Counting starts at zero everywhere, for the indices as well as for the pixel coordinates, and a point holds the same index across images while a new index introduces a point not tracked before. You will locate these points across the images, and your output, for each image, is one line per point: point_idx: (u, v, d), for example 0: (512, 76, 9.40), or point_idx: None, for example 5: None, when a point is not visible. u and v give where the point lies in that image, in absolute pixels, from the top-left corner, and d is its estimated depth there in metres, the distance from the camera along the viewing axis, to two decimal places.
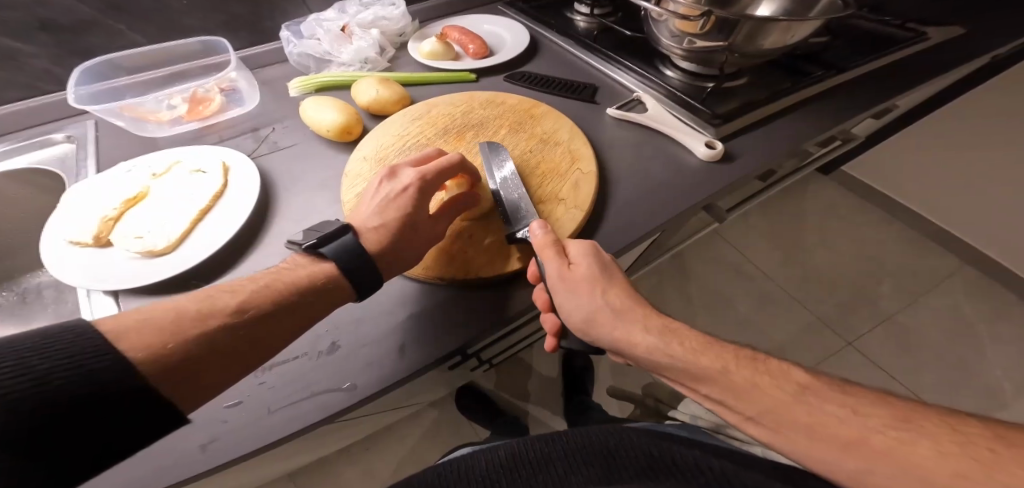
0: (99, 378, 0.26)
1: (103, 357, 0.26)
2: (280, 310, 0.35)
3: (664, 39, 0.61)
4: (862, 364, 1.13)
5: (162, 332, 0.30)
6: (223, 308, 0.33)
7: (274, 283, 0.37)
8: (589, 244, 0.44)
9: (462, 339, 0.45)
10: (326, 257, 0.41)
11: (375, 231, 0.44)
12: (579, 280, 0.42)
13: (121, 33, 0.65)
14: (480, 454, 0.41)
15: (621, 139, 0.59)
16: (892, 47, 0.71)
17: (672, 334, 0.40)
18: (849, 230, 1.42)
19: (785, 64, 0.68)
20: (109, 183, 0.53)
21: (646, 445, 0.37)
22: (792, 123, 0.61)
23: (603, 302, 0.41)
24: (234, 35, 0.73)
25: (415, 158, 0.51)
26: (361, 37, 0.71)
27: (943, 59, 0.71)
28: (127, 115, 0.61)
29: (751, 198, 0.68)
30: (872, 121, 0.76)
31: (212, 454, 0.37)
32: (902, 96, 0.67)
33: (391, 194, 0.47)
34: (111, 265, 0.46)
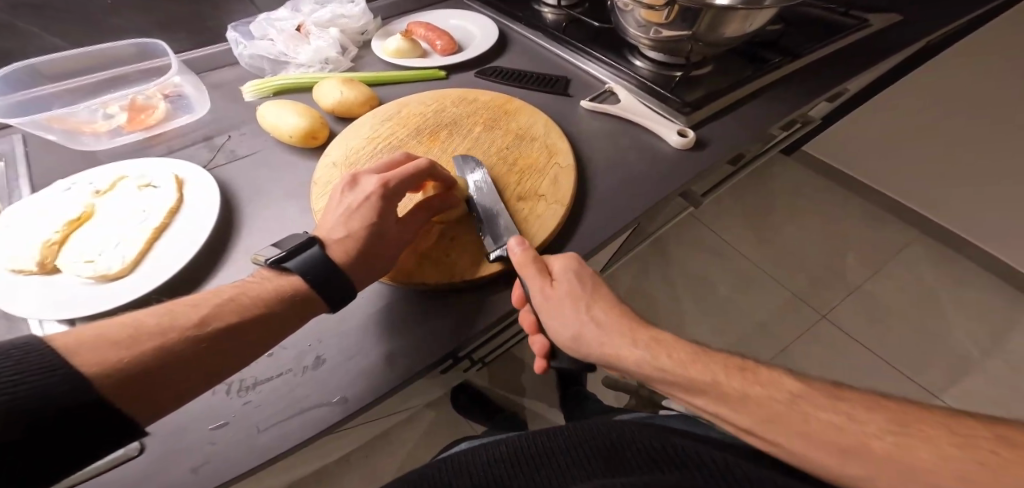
0: (51, 394, 0.24)
1: (52, 372, 0.25)
2: (248, 320, 0.33)
3: (632, 29, 0.61)
4: (835, 333, 1.20)
5: (117, 347, 0.28)
6: (184, 321, 0.31)
7: (238, 296, 0.35)
8: (571, 259, 0.43)
9: (451, 343, 0.43)
10: (291, 271, 0.38)
11: (342, 242, 0.41)
12: (562, 298, 0.41)
13: (37, 37, 0.58)
14: (483, 449, 0.40)
15: (597, 130, 0.59)
16: (840, 33, 0.75)
17: (658, 345, 0.40)
18: (812, 207, 1.50)
19: (746, 51, 0.70)
20: (47, 204, 0.48)
21: (648, 438, 0.36)
22: (759, 108, 0.63)
23: (587, 317, 0.41)
24: (173, 38, 0.68)
25: (381, 164, 0.47)
26: (318, 36, 0.68)
27: (887, 43, 0.76)
28: (57, 128, 0.55)
29: (722, 183, 0.70)
30: (828, 104, 0.80)
31: (205, 476, 0.34)
32: (853, 80, 0.70)
33: (355, 202, 0.43)
34: (58, 294, 0.42)
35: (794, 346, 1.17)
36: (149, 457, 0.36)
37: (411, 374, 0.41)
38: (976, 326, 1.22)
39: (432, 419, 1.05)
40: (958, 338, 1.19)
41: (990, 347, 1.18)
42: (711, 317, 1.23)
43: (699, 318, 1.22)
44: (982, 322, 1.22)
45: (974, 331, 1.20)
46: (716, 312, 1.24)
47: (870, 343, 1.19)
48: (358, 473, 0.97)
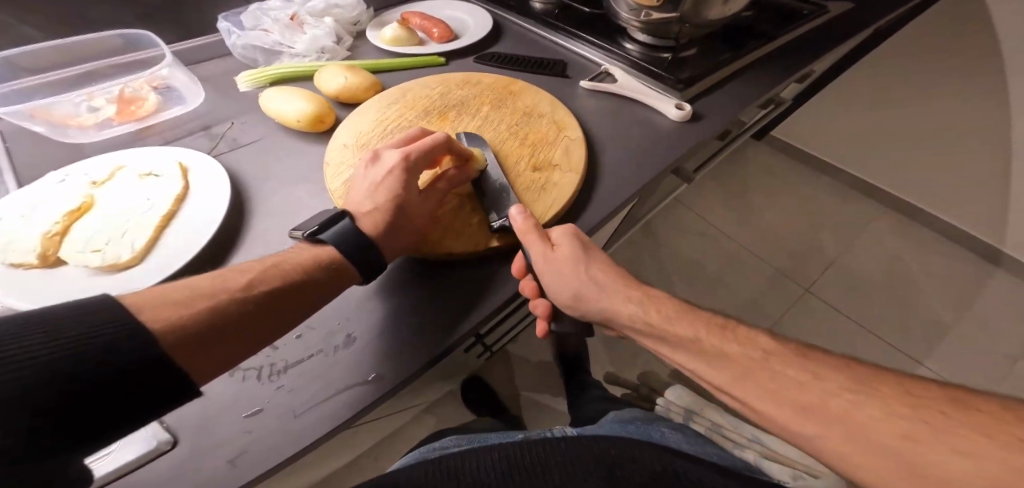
0: (121, 349, 0.25)
1: (118, 327, 0.26)
2: (289, 288, 0.34)
3: (623, 13, 0.65)
4: (819, 306, 1.28)
5: (177, 309, 0.29)
6: (234, 284, 0.32)
7: (278, 263, 0.36)
8: (569, 227, 0.44)
9: (480, 311, 0.44)
10: (326, 243, 0.39)
11: (371, 214, 0.42)
12: (560, 262, 0.42)
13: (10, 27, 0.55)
14: (473, 453, 0.39)
15: (599, 108, 0.61)
16: (804, 18, 0.81)
17: (652, 302, 0.42)
18: (783, 189, 1.60)
19: (725, 35, 0.75)
20: (40, 196, 0.45)
21: (651, 460, 0.37)
22: (743, 85, 0.68)
23: (586, 278, 0.42)
24: (158, 29, 0.65)
25: (399, 140, 0.48)
26: (314, 25, 0.68)
27: (845, 28, 0.84)
28: (42, 121, 0.52)
29: (712, 158, 0.75)
30: (797, 85, 0.87)
31: (243, 468, 0.34)
32: (820, 59, 0.77)
33: (379, 175, 0.44)
34: (63, 286, 0.39)
35: (782, 320, 1.24)
36: (184, 448, 0.35)
37: (444, 346, 0.42)
38: (936, 289, 1.33)
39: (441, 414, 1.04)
40: (922, 300, 1.30)
41: (949, 306, 1.29)
42: (699, 298, 1.29)
43: (690, 299, 1.28)
44: (941, 284, 1.34)
45: (935, 293, 1.32)
46: (704, 292, 1.30)
47: (847, 311, 1.28)
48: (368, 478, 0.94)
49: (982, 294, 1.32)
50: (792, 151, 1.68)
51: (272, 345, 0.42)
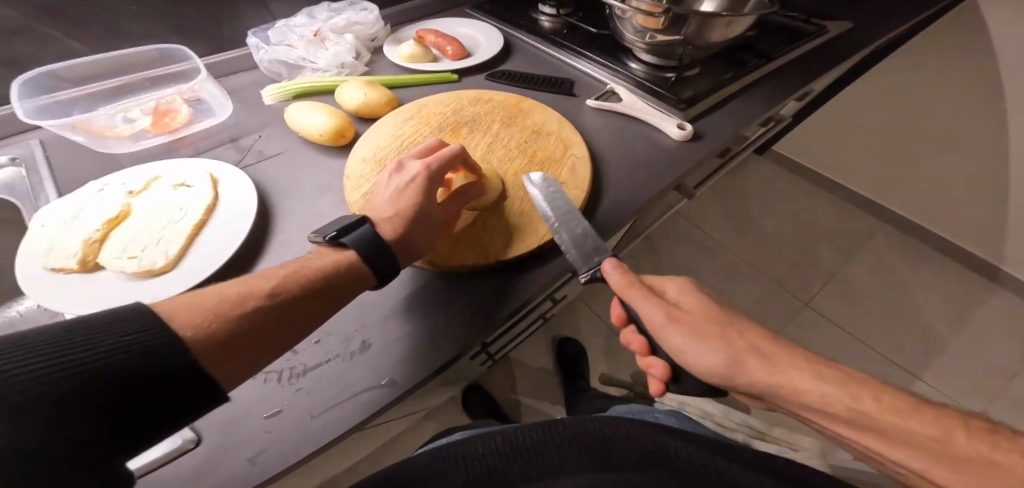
0: (155, 358, 0.26)
1: (153, 335, 0.27)
2: (308, 295, 0.36)
3: (629, 34, 0.68)
4: (819, 321, 1.30)
5: (208, 312, 0.31)
6: (257, 291, 0.34)
7: (300, 269, 0.38)
8: (685, 283, 0.46)
9: (480, 325, 0.47)
10: (346, 246, 0.41)
11: (391, 221, 0.45)
12: (690, 324, 0.41)
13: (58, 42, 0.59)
14: (479, 438, 0.40)
15: (604, 126, 0.64)
16: (803, 39, 0.84)
17: (811, 366, 0.39)
18: (784, 202, 1.62)
19: (727, 55, 0.78)
20: (80, 203, 0.48)
21: (644, 440, 0.38)
22: (743, 104, 0.70)
23: (725, 337, 0.41)
24: (190, 43, 0.70)
25: (419, 151, 0.52)
26: (335, 41, 0.72)
27: (844, 48, 0.86)
28: (83, 133, 0.56)
29: (712, 175, 0.77)
30: (797, 103, 0.89)
31: (262, 465, 0.37)
32: (819, 79, 0.79)
33: (401, 184, 0.48)
34: (103, 290, 0.42)
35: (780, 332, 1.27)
36: (209, 445, 0.38)
37: (452, 354, 0.45)
38: (935, 303, 1.34)
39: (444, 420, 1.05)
40: (920, 313, 1.31)
41: (948, 320, 1.30)
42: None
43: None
44: (940, 298, 1.35)
45: (933, 306, 1.33)
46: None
47: (848, 324, 1.29)
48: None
49: (981, 309, 1.33)
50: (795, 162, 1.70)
51: (293, 349, 0.45)
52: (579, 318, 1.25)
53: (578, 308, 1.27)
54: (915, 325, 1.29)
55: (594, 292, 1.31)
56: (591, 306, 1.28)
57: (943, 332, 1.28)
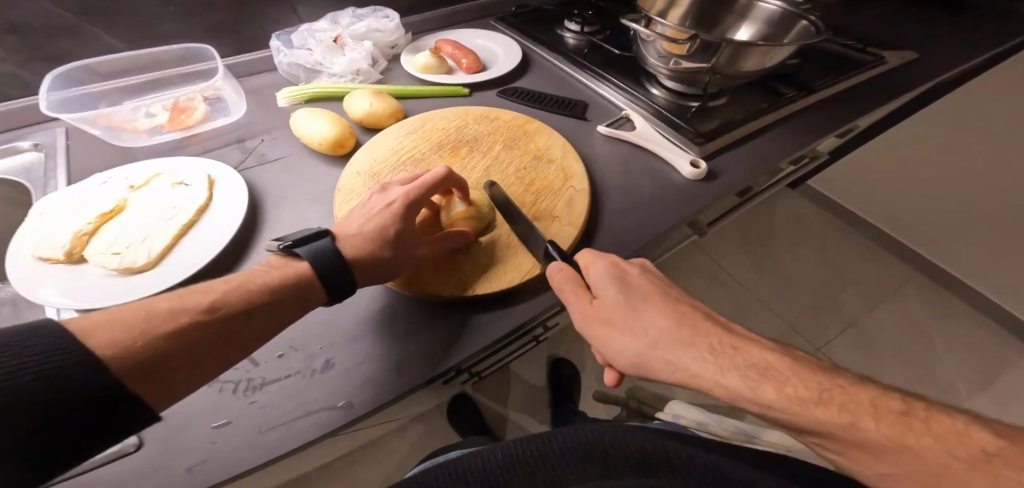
0: (65, 377, 0.24)
1: (66, 354, 0.25)
2: (252, 309, 0.35)
3: (652, 59, 0.63)
4: None
5: (132, 328, 0.29)
6: (191, 307, 0.32)
7: (240, 285, 0.36)
8: (615, 275, 0.42)
9: (449, 355, 0.44)
10: (301, 258, 0.40)
11: (357, 240, 0.43)
12: (607, 314, 0.39)
13: (98, 38, 0.62)
14: (466, 459, 0.34)
15: (613, 156, 0.59)
16: (852, 70, 0.76)
17: (744, 367, 0.35)
18: (815, 240, 1.49)
19: (762, 85, 0.71)
20: (82, 195, 0.49)
21: (647, 443, 0.34)
22: (774, 140, 0.63)
23: (647, 337, 0.38)
24: (219, 43, 0.72)
25: (408, 176, 0.50)
26: (353, 48, 0.71)
27: (899, 81, 0.77)
28: (101, 125, 0.58)
29: (727, 214, 0.70)
30: (837, 139, 0.80)
31: (200, 477, 0.35)
32: (865, 116, 0.71)
33: (376, 208, 0.46)
34: (83, 283, 0.42)
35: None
36: (147, 452, 0.37)
37: (413, 384, 0.42)
38: (963, 363, 1.21)
39: (423, 429, 1.02)
40: (940, 370, 1.19)
41: (973, 384, 1.17)
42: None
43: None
44: (967, 359, 1.22)
45: (958, 365, 1.20)
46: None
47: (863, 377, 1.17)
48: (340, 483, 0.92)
49: (1015, 376, 1.19)
50: (823, 198, 1.56)
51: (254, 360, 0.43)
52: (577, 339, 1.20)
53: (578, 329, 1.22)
54: (938, 386, 1.16)
55: None
56: None
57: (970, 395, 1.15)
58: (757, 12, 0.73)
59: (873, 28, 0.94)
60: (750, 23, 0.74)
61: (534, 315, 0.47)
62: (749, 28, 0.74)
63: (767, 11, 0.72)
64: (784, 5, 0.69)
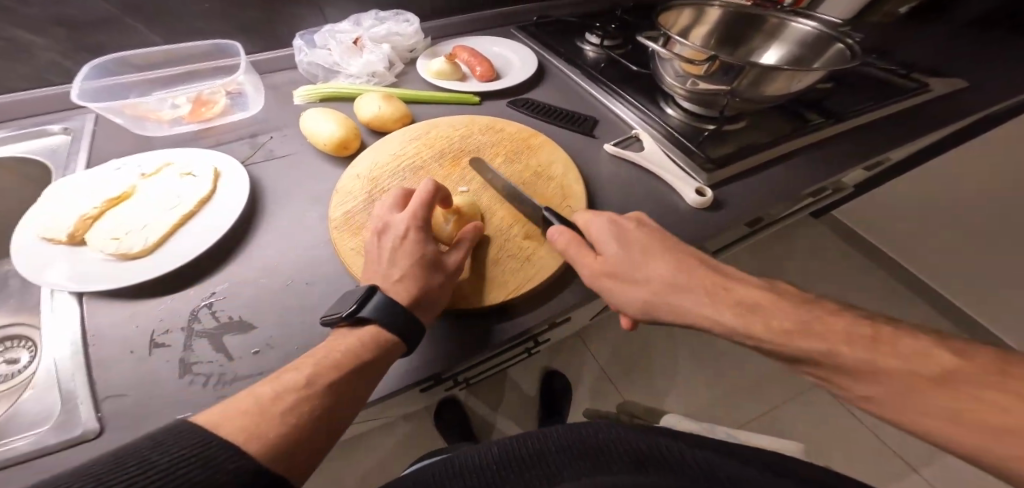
0: (211, 469, 0.25)
1: (205, 449, 0.25)
2: (351, 375, 0.34)
3: (668, 78, 0.60)
4: (826, 402, 1.13)
5: (249, 416, 0.29)
6: (295, 381, 0.32)
7: (330, 351, 0.35)
8: (611, 229, 0.44)
9: (438, 364, 0.42)
10: (366, 320, 0.37)
11: (400, 283, 0.41)
12: (614, 266, 0.42)
13: (136, 31, 0.66)
14: (475, 453, 0.40)
15: (617, 177, 0.57)
16: (889, 100, 0.70)
17: (748, 309, 0.38)
18: (833, 272, 1.42)
19: (786, 109, 0.67)
20: (96, 179, 0.52)
21: (636, 438, 0.39)
22: (793, 170, 0.59)
23: (651, 285, 0.41)
24: (247, 40, 0.74)
25: (393, 200, 0.48)
26: (371, 50, 0.72)
27: (939, 114, 0.71)
28: (127, 113, 0.61)
29: (732, 245, 0.66)
30: (863, 173, 0.75)
31: None
32: (897, 150, 0.65)
33: (394, 244, 0.43)
34: (81, 266, 0.44)
35: (782, 408, 1.12)
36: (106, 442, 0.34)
37: (403, 385, 0.40)
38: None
39: (409, 428, 1.01)
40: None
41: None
42: (702, 371, 1.17)
43: (689, 365, 1.18)
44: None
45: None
46: (710, 366, 1.18)
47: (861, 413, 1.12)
48: (317, 476, 0.92)
49: None
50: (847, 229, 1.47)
51: (229, 354, 0.41)
52: (573, 353, 1.17)
53: (574, 342, 1.19)
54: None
55: (595, 330, 1.21)
56: (586, 342, 1.19)
57: None
58: (790, 33, 0.69)
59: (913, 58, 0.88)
60: (780, 45, 0.71)
61: (524, 331, 0.45)
62: (779, 48, 0.71)
63: (800, 32, 0.68)
64: (819, 26, 0.65)
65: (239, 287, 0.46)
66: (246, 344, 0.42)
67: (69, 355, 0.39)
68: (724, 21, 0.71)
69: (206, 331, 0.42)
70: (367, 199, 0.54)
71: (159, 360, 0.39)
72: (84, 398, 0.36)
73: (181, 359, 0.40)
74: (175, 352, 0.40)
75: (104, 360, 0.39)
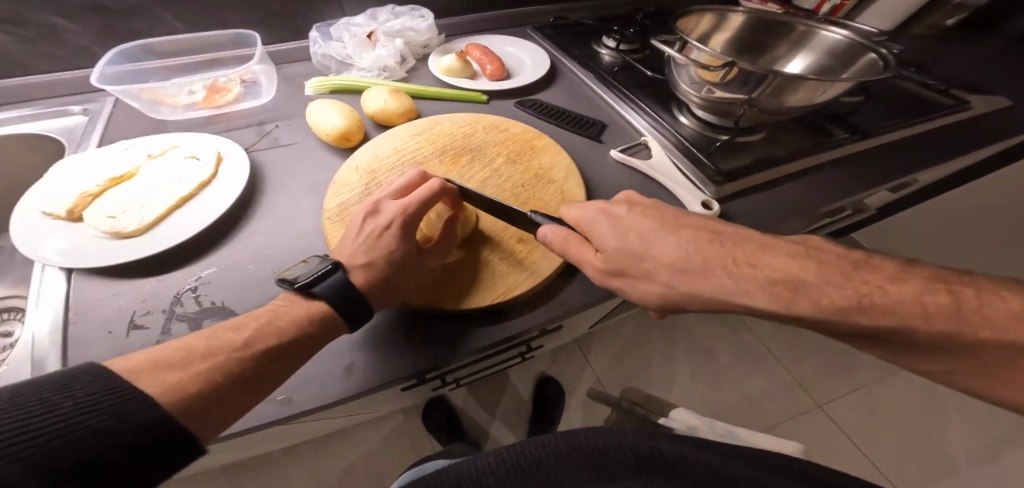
0: (118, 417, 0.25)
1: (115, 395, 0.26)
2: (286, 345, 0.34)
3: (683, 85, 0.57)
4: (826, 426, 1.08)
5: (172, 369, 0.29)
6: (229, 343, 0.32)
7: (274, 320, 0.35)
8: (603, 215, 0.41)
9: (416, 363, 0.41)
10: (318, 297, 0.37)
11: (364, 269, 0.40)
12: (618, 259, 0.39)
13: (162, 19, 0.67)
14: (470, 463, 0.38)
15: (621, 184, 0.55)
16: (922, 117, 0.65)
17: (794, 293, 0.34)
18: None
19: (808, 123, 0.63)
20: (103, 158, 0.53)
21: (638, 442, 0.38)
22: (810, 186, 0.55)
23: (660, 277, 0.38)
24: (266, 31, 0.75)
25: (395, 189, 0.46)
26: (384, 44, 0.72)
27: (977, 132, 0.66)
28: (143, 97, 0.62)
29: None
30: (888, 194, 0.70)
31: None
32: (926, 171, 0.61)
33: (374, 233, 0.42)
34: (78, 244, 0.45)
35: (778, 429, 1.07)
36: None
37: (368, 385, 0.39)
38: (968, 433, 1.10)
39: (399, 422, 1.00)
40: (943, 439, 1.08)
41: (975, 460, 1.05)
42: (702, 387, 1.12)
43: (689, 382, 1.13)
44: (973, 430, 1.10)
45: (963, 438, 1.09)
46: (709, 382, 1.13)
47: (858, 438, 1.07)
48: (303, 467, 0.91)
49: None
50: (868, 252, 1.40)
51: None
52: (569, 361, 1.14)
53: (571, 349, 1.16)
54: (934, 458, 1.05)
55: (595, 339, 1.18)
56: (585, 351, 1.16)
57: (970, 467, 1.04)
58: (819, 41, 0.65)
59: (948, 73, 0.83)
60: (808, 54, 0.67)
61: (515, 336, 0.44)
62: (805, 58, 0.67)
63: (830, 40, 0.64)
64: (850, 34, 0.61)
65: (225, 273, 0.46)
66: None
67: (48, 333, 0.40)
68: (747, 27, 0.67)
69: (186, 315, 0.42)
70: (364, 192, 0.53)
71: (137, 342, 0.40)
72: None
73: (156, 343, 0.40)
74: (153, 334, 0.41)
75: (79, 338, 0.40)
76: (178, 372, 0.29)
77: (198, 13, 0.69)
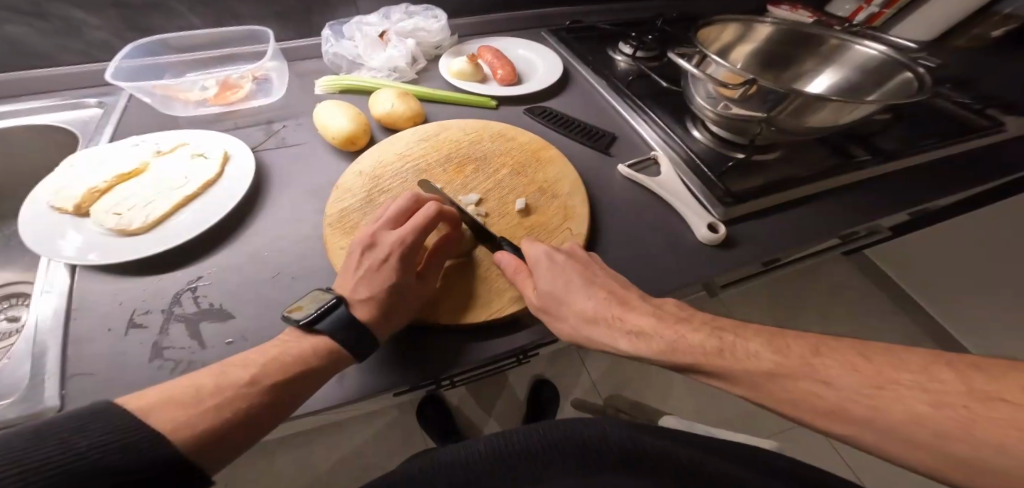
0: (131, 455, 0.26)
1: (128, 433, 0.26)
2: (292, 377, 0.34)
3: (699, 99, 0.54)
4: (820, 443, 1.05)
5: (184, 408, 0.29)
6: (236, 380, 0.32)
7: (279, 356, 0.35)
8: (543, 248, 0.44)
9: (413, 377, 0.40)
10: (321, 333, 0.37)
11: (366, 303, 0.40)
12: (546, 296, 0.41)
13: (181, 15, 0.68)
14: (458, 449, 0.41)
15: (626, 200, 0.53)
16: (954, 139, 0.62)
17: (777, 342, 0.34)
18: (865, 312, 1.30)
19: (829, 141, 0.60)
20: (113, 153, 0.54)
21: (622, 438, 0.40)
22: (824, 209, 0.53)
23: (573, 315, 0.40)
24: (282, 28, 0.75)
25: (394, 214, 0.46)
26: (396, 45, 0.71)
27: (1008, 156, 0.62)
28: (157, 93, 0.62)
29: (743, 281, 0.61)
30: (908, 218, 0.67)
31: None
32: (950, 198, 0.58)
33: (370, 257, 0.42)
34: (84, 240, 0.46)
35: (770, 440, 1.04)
36: None
37: (363, 392, 0.39)
38: None
39: (393, 418, 1.01)
40: None
41: None
42: (699, 397, 1.10)
43: (689, 391, 1.11)
44: None
45: None
46: (705, 392, 1.11)
47: (851, 456, 1.04)
48: (297, 457, 0.93)
49: None
50: None
51: (203, 343, 0.41)
52: (567, 366, 1.13)
53: (570, 354, 1.15)
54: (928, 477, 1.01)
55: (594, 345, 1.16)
56: (583, 357, 1.14)
57: None
58: (853, 56, 0.62)
59: (980, 88, 0.79)
60: (835, 70, 0.64)
61: (515, 349, 0.43)
62: (834, 74, 0.64)
63: (865, 56, 0.61)
64: (888, 51, 0.58)
65: (224, 275, 0.46)
66: (220, 333, 0.42)
67: (49, 327, 0.41)
68: (772, 38, 0.64)
69: (184, 315, 0.43)
70: (365, 198, 0.53)
71: (134, 341, 0.40)
72: (51, 374, 0.37)
73: (153, 343, 0.40)
74: (150, 335, 0.41)
75: (79, 335, 0.40)
76: (189, 411, 0.29)
77: (216, 9, 0.69)
